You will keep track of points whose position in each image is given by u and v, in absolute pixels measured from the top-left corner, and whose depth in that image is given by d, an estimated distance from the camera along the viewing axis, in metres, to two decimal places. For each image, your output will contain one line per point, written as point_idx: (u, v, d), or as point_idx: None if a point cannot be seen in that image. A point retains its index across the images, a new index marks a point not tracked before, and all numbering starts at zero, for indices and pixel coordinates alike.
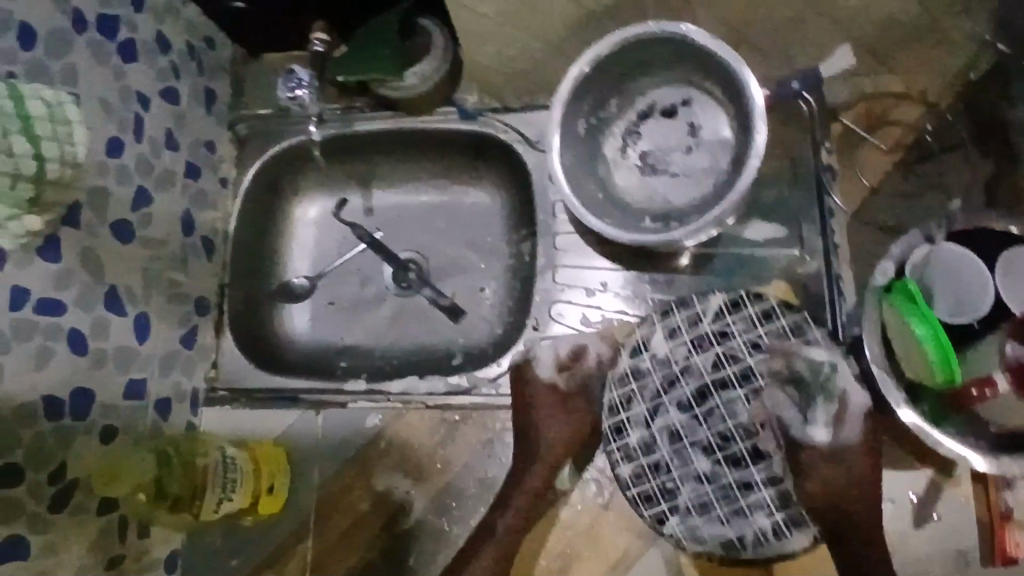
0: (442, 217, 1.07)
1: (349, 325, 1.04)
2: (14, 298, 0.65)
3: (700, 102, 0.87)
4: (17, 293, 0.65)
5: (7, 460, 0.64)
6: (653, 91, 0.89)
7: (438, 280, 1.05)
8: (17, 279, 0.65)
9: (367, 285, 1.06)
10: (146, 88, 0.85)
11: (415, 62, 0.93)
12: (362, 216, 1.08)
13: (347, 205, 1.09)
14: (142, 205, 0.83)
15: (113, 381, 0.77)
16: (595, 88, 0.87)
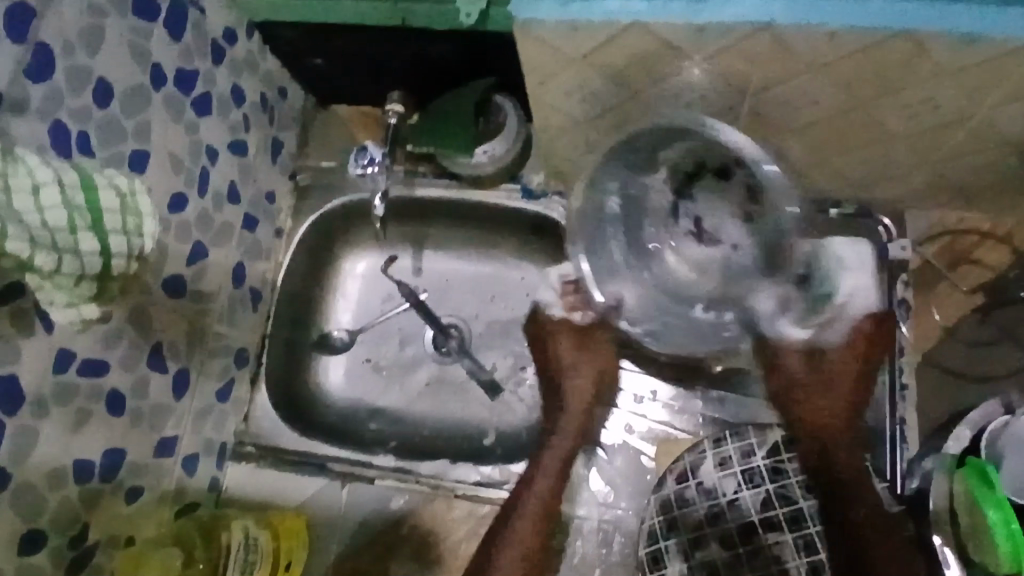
0: (491, 287, 1.05)
1: (383, 387, 1.02)
2: (60, 362, 0.64)
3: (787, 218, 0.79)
4: (64, 356, 0.64)
5: (32, 528, 0.62)
6: None
7: (478, 351, 1.03)
8: (66, 342, 0.64)
9: (406, 347, 1.04)
10: (216, 142, 0.84)
11: (486, 141, 0.92)
12: (410, 275, 1.06)
13: (396, 261, 1.06)
14: (197, 259, 0.82)
15: (146, 440, 0.76)
16: None
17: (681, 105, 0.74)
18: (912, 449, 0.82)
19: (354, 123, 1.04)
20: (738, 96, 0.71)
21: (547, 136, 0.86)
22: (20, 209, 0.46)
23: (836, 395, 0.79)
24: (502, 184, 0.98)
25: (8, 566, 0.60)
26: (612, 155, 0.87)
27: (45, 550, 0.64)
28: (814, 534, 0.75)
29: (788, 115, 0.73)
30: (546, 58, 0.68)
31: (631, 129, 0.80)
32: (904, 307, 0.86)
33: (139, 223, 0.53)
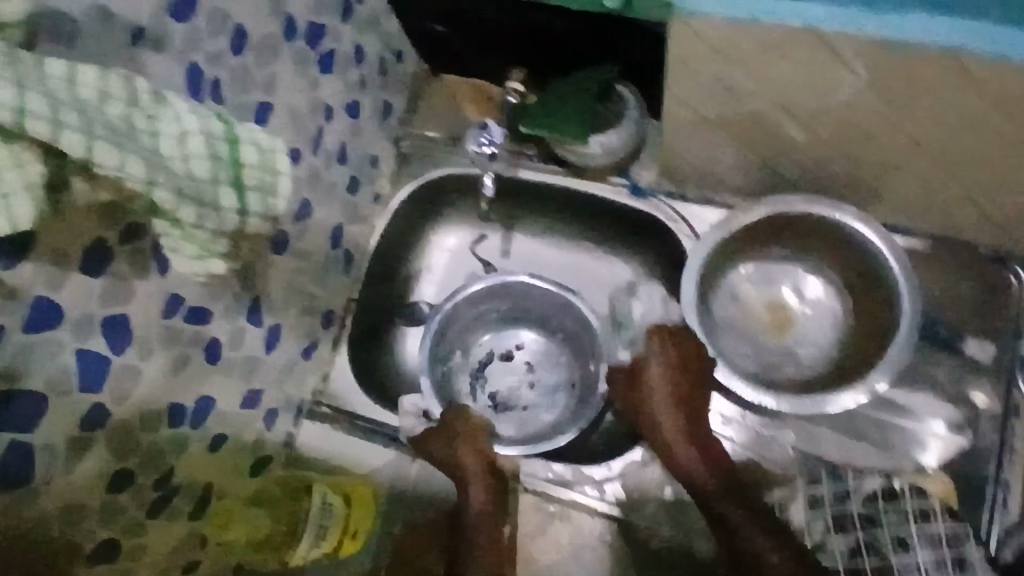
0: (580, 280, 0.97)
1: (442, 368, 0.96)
2: (168, 307, 0.64)
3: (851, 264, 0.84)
4: (173, 302, 0.64)
5: (123, 465, 0.64)
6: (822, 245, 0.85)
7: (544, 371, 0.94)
8: (177, 288, 0.64)
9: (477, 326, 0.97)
10: (334, 101, 0.82)
11: (600, 131, 0.88)
12: (497, 255, 1.00)
13: (485, 240, 1.01)
14: (302, 218, 0.81)
15: (234, 391, 0.77)
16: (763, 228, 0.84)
17: (830, 122, 0.70)
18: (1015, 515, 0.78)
19: (463, 95, 1.02)
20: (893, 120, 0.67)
21: (671, 137, 0.82)
22: (168, 161, 0.45)
23: (672, 369, 0.79)
24: (608, 177, 0.94)
25: (97, 500, 0.61)
26: (736, 163, 0.83)
27: (132, 489, 0.65)
28: None
29: (949, 145, 0.68)
30: (698, 53, 0.64)
31: (766, 140, 0.76)
32: None
33: (275, 181, 0.51)
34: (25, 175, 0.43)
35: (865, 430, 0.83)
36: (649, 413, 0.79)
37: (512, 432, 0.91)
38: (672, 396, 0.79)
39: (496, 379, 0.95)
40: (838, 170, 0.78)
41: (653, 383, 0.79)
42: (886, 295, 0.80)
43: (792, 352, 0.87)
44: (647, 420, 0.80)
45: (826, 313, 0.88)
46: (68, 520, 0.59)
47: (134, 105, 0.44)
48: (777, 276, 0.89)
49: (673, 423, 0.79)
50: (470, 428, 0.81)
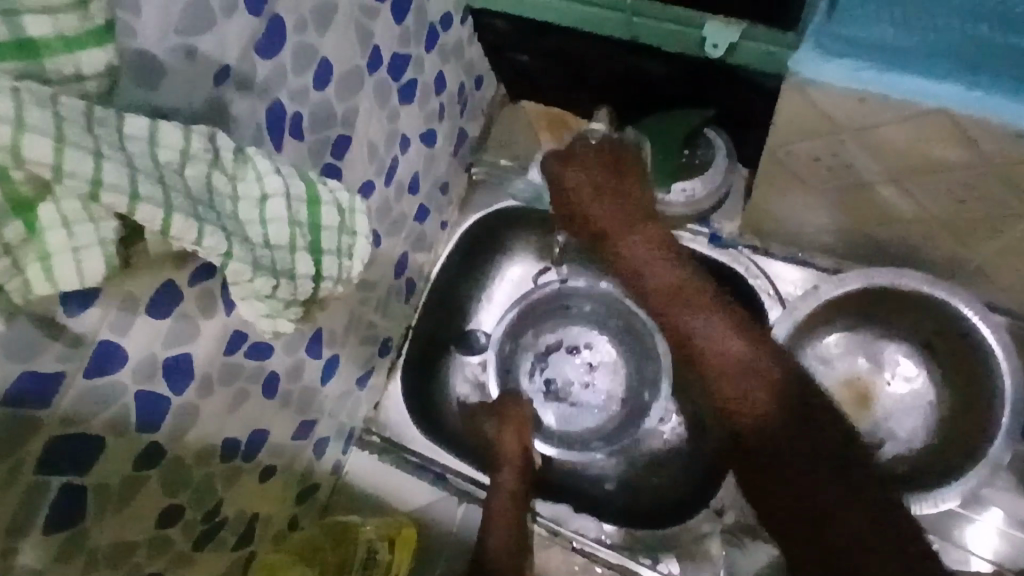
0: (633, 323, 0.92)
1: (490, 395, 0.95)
2: (231, 344, 0.63)
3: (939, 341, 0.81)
4: (236, 338, 0.63)
5: (174, 499, 0.63)
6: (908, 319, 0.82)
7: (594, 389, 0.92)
8: (241, 325, 0.63)
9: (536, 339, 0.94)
10: (411, 131, 0.80)
11: (685, 178, 0.84)
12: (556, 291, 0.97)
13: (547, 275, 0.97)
14: (370, 249, 0.79)
15: (289, 422, 0.76)
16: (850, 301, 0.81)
17: (946, 198, 0.65)
18: None
19: (541, 124, 0.98)
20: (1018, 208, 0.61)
21: (764, 192, 0.77)
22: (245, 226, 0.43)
23: (603, 195, 0.76)
24: (688, 222, 0.88)
25: (144, 535, 0.61)
26: (832, 227, 0.77)
27: (180, 522, 0.65)
28: None
29: None
30: (814, 115, 0.60)
31: (869, 206, 0.71)
32: None
33: (352, 243, 0.49)
34: (99, 233, 0.39)
35: (942, 526, 0.78)
36: (587, 205, 0.76)
37: (551, 420, 0.91)
38: (665, 258, 0.75)
39: (559, 368, 0.93)
40: (944, 247, 0.73)
41: (579, 194, 0.77)
42: (983, 375, 0.77)
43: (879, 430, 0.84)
44: (634, 270, 0.76)
45: (909, 388, 0.85)
46: (116, 555, 0.58)
47: (215, 166, 0.42)
48: (859, 348, 0.86)
49: (690, 296, 0.74)
50: (516, 416, 0.85)
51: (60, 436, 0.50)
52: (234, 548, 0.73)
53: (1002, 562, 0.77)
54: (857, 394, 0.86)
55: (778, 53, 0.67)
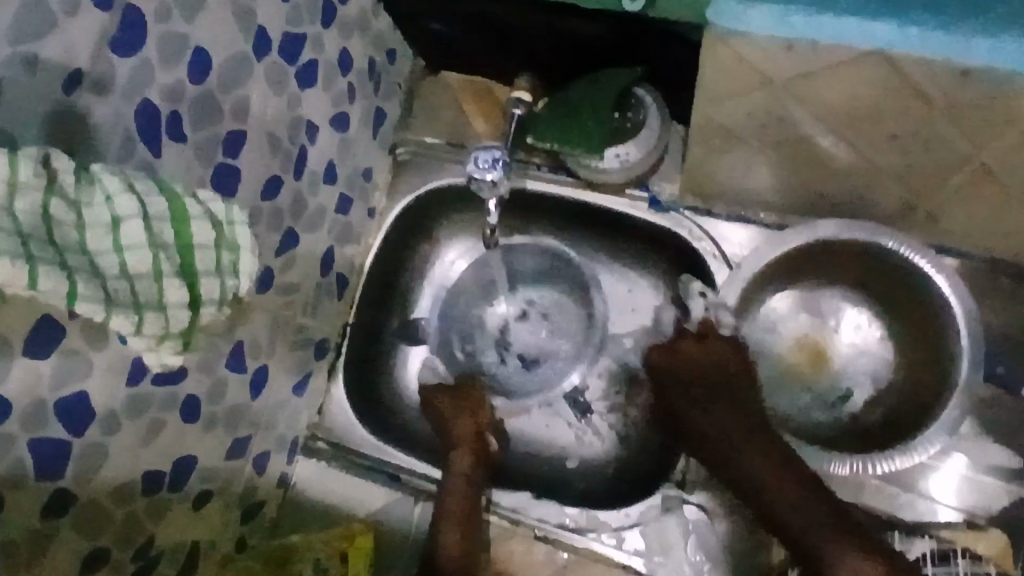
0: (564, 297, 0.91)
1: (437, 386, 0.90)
2: (133, 373, 0.57)
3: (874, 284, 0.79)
4: (138, 366, 0.58)
5: (94, 545, 0.58)
6: (846, 271, 0.79)
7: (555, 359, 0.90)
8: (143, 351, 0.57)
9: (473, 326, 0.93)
10: (318, 117, 0.74)
11: (618, 144, 0.79)
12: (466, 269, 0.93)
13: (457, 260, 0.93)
14: (287, 248, 0.74)
15: (220, 443, 0.71)
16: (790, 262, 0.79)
17: (892, 144, 0.62)
18: None
19: (464, 95, 0.92)
20: (964, 149, 0.59)
21: (702, 151, 0.73)
22: (94, 257, 0.38)
23: (671, 352, 0.79)
24: (625, 190, 0.84)
25: None
26: (776, 182, 0.74)
27: (106, 568, 0.60)
28: None
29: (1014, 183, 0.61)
30: (750, 62, 0.56)
31: (810, 158, 0.68)
32: None
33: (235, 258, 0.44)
34: None
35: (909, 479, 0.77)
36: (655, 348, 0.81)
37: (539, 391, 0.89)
38: (733, 407, 0.76)
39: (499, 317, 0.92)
40: (888, 192, 0.70)
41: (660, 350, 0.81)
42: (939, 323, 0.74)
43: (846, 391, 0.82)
44: (723, 454, 0.74)
45: (867, 334, 0.81)
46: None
47: (51, 192, 0.36)
48: (811, 309, 0.83)
49: (768, 463, 0.72)
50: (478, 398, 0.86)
51: None
52: None
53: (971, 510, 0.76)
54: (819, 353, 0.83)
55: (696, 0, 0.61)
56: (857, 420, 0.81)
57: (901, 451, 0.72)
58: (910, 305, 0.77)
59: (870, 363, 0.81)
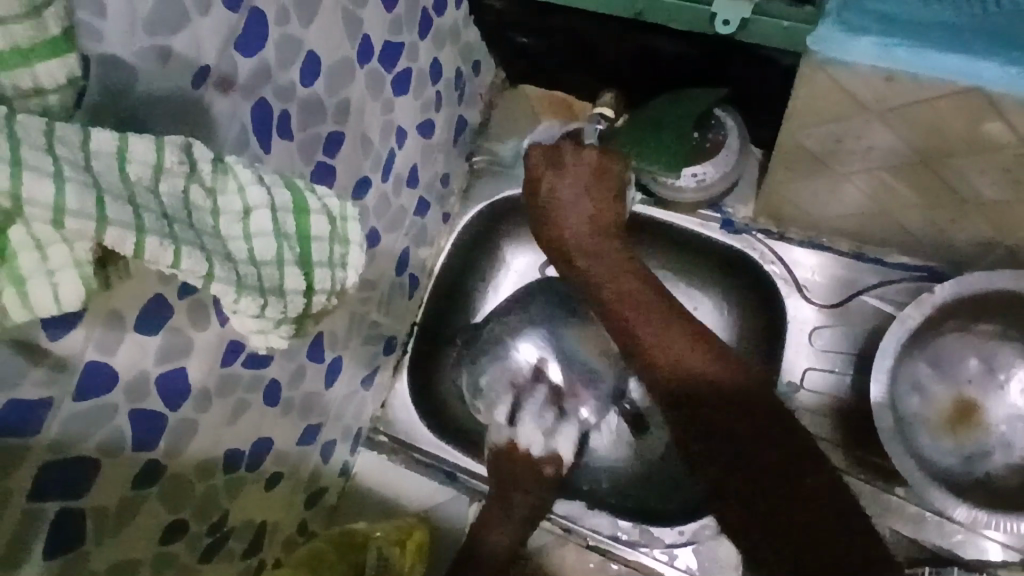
0: None
1: None
2: (228, 354, 0.60)
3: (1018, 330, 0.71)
4: (232, 348, 0.61)
5: (177, 515, 0.61)
6: (1000, 317, 0.71)
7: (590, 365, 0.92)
8: (237, 335, 0.60)
9: None
10: (407, 122, 0.77)
11: (694, 163, 0.79)
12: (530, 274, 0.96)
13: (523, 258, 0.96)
14: (369, 247, 0.77)
15: (293, 428, 0.74)
16: (946, 309, 0.70)
17: (982, 180, 0.62)
18: None
19: (543, 108, 0.94)
20: None
21: (783, 175, 0.73)
22: (226, 241, 0.41)
23: (625, 273, 0.73)
24: (699, 209, 0.85)
25: (149, 553, 0.59)
26: (856, 212, 0.74)
27: (184, 538, 0.63)
28: None
29: None
30: (848, 89, 0.56)
31: (897, 188, 0.67)
32: None
33: (345, 252, 0.46)
34: (72, 253, 0.35)
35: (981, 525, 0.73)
36: (589, 247, 0.75)
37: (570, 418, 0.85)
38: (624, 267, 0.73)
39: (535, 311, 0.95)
40: (971, 229, 0.69)
41: (564, 214, 0.76)
42: None
43: (991, 445, 0.73)
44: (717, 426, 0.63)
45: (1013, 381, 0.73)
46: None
47: (192, 179, 0.40)
48: (949, 350, 0.74)
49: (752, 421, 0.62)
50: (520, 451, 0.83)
51: (50, 462, 0.48)
52: (242, 558, 0.71)
53: None
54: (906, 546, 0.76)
55: (793, 28, 0.62)
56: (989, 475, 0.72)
57: None
58: None
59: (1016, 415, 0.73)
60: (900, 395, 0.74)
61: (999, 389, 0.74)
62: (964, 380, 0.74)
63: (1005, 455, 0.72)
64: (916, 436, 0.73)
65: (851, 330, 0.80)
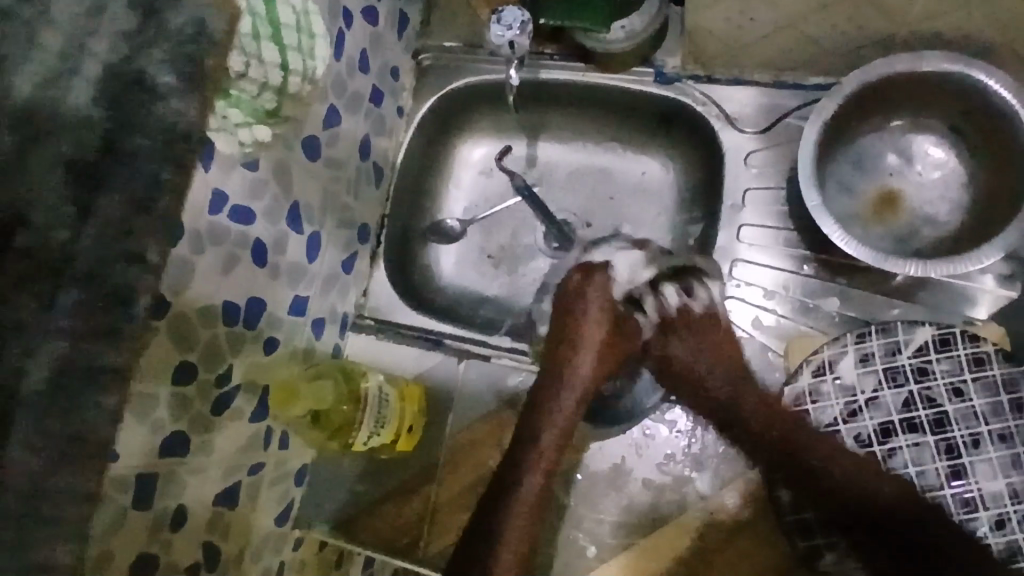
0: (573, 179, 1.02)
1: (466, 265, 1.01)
2: (214, 201, 0.65)
3: (921, 117, 0.81)
4: (217, 196, 0.65)
5: (185, 357, 0.64)
6: (903, 105, 0.80)
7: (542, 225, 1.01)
8: (219, 183, 0.65)
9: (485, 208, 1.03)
10: (352, 5, 0.82)
11: (623, 16, 0.87)
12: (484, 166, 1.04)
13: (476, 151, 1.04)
14: (332, 124, 0.82)
15: (282, 295, 0.78)
16: (854, 104, 0.79)
17: None
18: None
19: None
20: None
21: (698, 9, 0.79)
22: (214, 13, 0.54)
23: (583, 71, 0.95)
24: (633, 67, 0.92)
25: (164, 393, 0.62)
26: (767, 33, 0.81)
27: (195, 384, 0.66)
28: (959, 438, 0.73)
29: None
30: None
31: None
32: None
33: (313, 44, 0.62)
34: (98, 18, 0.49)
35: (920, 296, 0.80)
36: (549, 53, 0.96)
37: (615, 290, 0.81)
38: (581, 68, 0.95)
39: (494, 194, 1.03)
40: (872, 26, 0.76)
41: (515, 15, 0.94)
42: (1006, 135, 0.75)
43: (914, 224, 0.81)
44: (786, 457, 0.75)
45: (926, 167, 0.82)
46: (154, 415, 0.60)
47: None
48: (865, 149, 0.83)
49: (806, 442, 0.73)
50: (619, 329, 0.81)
51: None
52: (251, 420, 0.74)
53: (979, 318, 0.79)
54: (800, 347, 0.81)
55: None
56: (914, 249, 0.81)
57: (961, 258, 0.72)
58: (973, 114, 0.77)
59: (930, 194, 0.82)
60: (827, 192, 0.83)
61: (916, 175, 0.82)
62: (883, 172, 0.83)
63: (927, 230, 0.81)
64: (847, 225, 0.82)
65: (782, 150, 0.87)
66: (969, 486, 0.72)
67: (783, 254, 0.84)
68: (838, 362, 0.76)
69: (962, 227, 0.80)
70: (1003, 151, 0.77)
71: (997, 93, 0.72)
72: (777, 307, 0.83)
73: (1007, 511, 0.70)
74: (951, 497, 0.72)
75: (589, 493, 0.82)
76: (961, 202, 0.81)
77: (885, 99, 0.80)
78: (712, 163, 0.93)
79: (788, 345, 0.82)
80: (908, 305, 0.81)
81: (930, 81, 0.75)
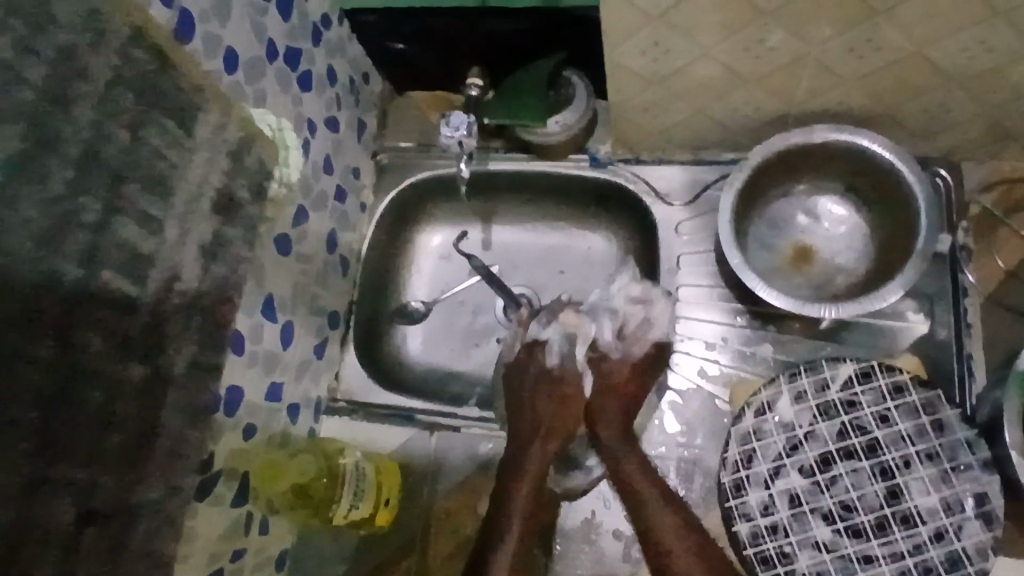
0: (525, 257, 1.10)
1: (432, 343, 1.08)
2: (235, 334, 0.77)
3: (820, 183, 0.93)
4: (236, 337, 0.77)
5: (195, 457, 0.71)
6: (806, 173, 0.92)
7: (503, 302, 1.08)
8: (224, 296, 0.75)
9: (446, 292, 1.10)
10: (314, 116, 0.92)
11: (557, 112, 0.98)
12: (441, 254, 1.12)
13: (435, 238, 1.12)
14: (300, 221, 0.89)
15: (260, 383, 0.82)
16: (763, 174, 0.91)
17: (742, 59, 0.80)
18: (981, 383, 0.85)
19: (428, 106, 1.12)
20: (801, 49, 0.77)
21: (615, 101, 0.91)
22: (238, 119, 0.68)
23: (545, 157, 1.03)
24: (570, 153, 1.03)
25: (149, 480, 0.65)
26: (679, 117, 0.92)
27: None
28: (891, 460, 0.81)
29: (851, 62, 0.79)
30: (625, 15, 0.73)
31: (696, 85, 0.85)
32: (965, 252, 0.89)
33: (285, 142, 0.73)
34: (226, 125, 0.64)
35: (845, 337, 0.89)
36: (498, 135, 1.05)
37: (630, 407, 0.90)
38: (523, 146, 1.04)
39: (452, 279, 1.11)
40: (767, 107, 0.89)
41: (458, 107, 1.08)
42: (893, 186, 0.87)
43: (828, 276, 0.92)
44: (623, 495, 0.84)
45: (834, 224, 0.93)
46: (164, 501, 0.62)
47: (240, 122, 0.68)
48: (777, 212, 0.95)
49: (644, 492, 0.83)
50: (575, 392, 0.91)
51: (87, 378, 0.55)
52: (232, 506, 0.76)
53: (894, 352, 0.88)
54: (742, 392, 0.88)
55: None
56: (832, 298, 0.91)
57: (871, 298, 0.81)
58: (865, 173, 0.89)
59: (839, 249, 0.93)
60: (750, 255, 0.94)
61: (824, 232, 0.93)
62: (794, 232, 0.94)
63: (842, 281, 0.92)
64: (771, 280, 0.92)
65: (706, 216, 0.98)
66: (905, 503, 0.79)
67: (719, 309, 0.93)
68: (776, 401, 0.85)
69: (868, 273, 0.91)
70: (893, 204, 0.88)
71: (876, 150, 0.85)
72: (717, 357, 0.91)
73: (943, 523, 0.78)
74: (892, 515, 0.79)
75: (565, 549, 0.86)
76: (865, 254, 0.92)
77: (790, 168, 0.91)
78: (646, 234, 1.03)
79: (731, 391, 0.89)
80: (832, 345, 0.90)
81: (824, 148, 0.87)
